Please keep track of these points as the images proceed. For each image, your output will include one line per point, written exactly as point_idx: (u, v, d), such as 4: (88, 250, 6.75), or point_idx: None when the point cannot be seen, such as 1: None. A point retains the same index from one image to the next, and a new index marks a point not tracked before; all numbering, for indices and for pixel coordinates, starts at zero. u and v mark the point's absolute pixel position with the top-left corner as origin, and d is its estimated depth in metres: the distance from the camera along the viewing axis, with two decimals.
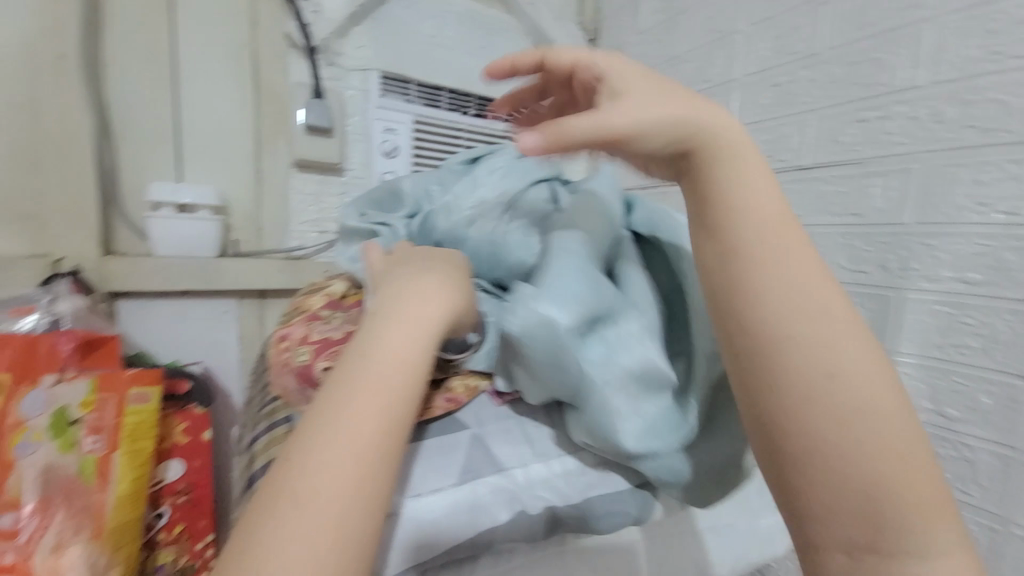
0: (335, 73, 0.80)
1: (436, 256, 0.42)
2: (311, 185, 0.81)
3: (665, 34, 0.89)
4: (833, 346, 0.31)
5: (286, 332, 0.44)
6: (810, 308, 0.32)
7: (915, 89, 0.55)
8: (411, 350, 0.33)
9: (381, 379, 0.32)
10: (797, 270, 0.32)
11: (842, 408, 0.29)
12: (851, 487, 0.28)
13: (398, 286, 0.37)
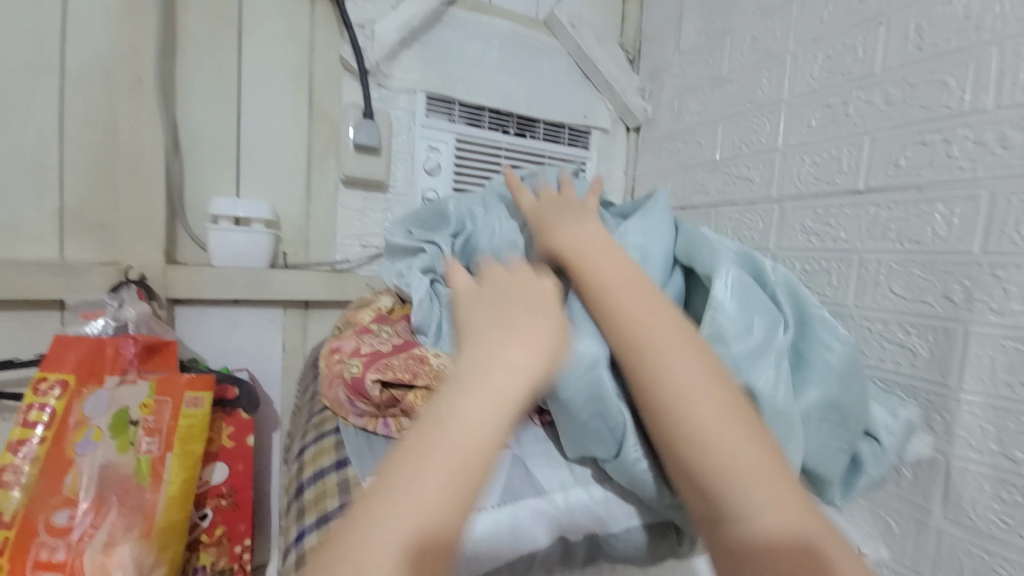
0: (384, 95, 0.83)
1: (518, 296, 0.40)
2: (356, 201, 0.83)
3: (709, 54, 0.89)
4: (659, 356, 0.36)
5: (339, 345, 0.46)
6: (644, 329, 0.38)
7: (981, 112, 0.52)
8: (492, 422, 0.32)
9: (458, 453, 0.30)
10: (627, 299, 0.40)
11: (673, 404, 0.34)
12: (697, 472, 0.33)
13: (485, 346, 0.35)
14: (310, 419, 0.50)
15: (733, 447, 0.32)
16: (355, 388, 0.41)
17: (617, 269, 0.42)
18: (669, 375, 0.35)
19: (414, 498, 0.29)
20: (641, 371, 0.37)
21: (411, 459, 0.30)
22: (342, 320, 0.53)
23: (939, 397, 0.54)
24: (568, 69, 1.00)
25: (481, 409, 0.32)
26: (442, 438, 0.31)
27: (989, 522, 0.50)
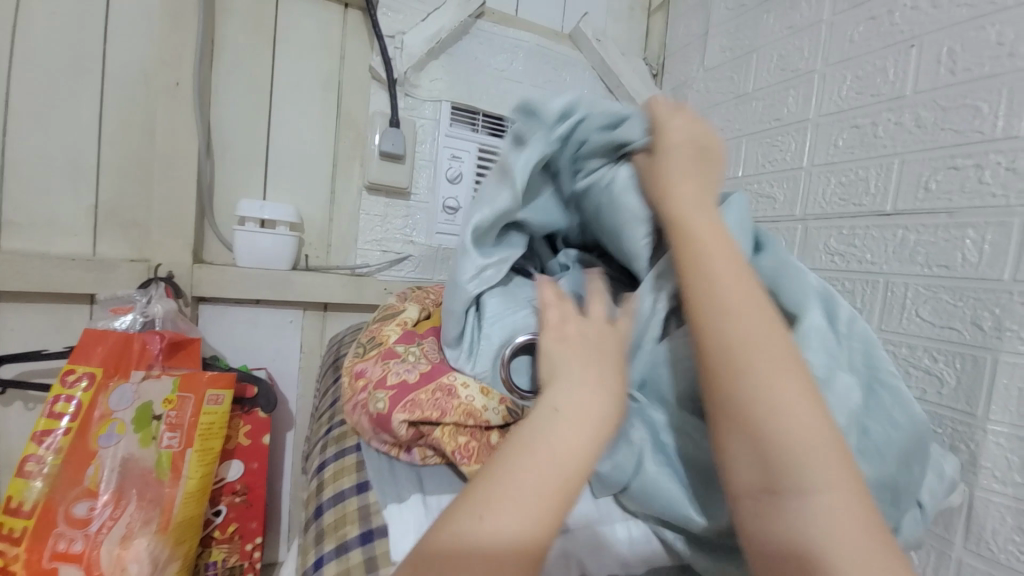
0: (410, 103, 0.84)
1: (599, 342, 0.40)
2: (378, 207, 0.84)
3: (734, 72, 0.89)
4: (749, 325, 0.36)
5: (364, 370, 0.45)
6: (737, 297, 0.37)
7: (1015, 138, 0.51)
8: (571, 471, 0.32)
9: (538, 499, 0.31)
10: (731, 281, 0.38)
11: (755, 371, 0.34)
12: (762, 441, 0.32)
13: (572, 372, 0.37)
14: (330, 429, 0.50)
15: (806, 427, 0.32)
16: (382, 423, 0.40)
17: (715, 234, 0.40)
18: (756, 344, 0.35)
19: (494, 538, 0.29)
20: (727, 332, 0.36)
21: (491, 495, 0.31)
22: (366, 334, 0.52)
23: (965, 426, 0.53)
24: (591, 82, 1.01)
25: (564, 457, 0.33)
26: (524, 481, 0.31)
27: (1010, 553, 0.49)
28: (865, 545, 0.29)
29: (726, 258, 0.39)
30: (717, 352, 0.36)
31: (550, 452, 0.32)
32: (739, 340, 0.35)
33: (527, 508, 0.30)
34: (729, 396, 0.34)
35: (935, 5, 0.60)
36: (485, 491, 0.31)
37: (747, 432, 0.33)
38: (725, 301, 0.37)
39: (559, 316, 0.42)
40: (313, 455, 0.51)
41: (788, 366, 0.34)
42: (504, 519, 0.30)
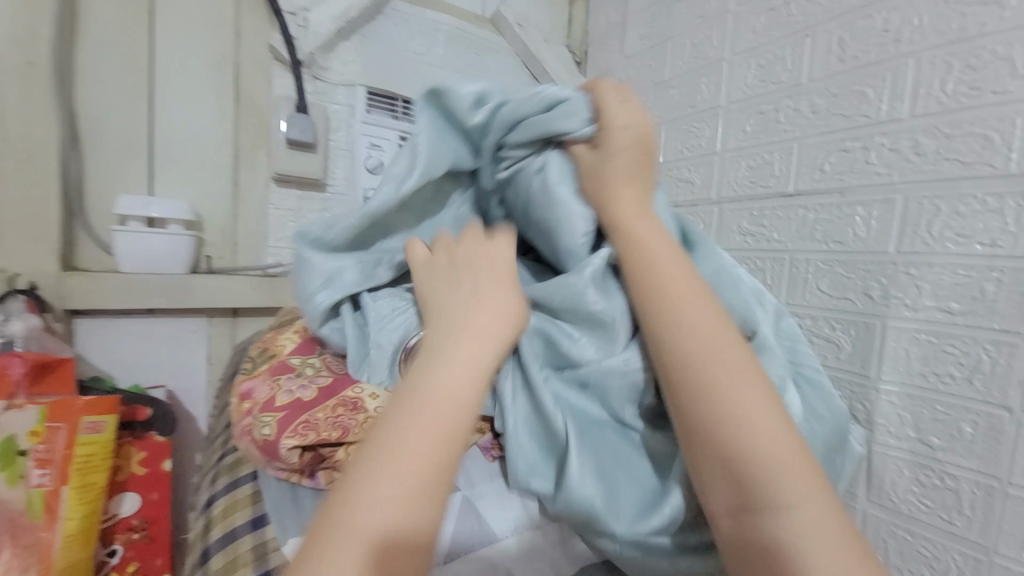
0: (320, 88, 0.78)
1: (475, 254, 0.44)
2: (291, 201, 0.78)
3: (652, 60, 0.91)
4: (708, 342, 0.38)
5: (250, 390, 0.40)
6: (696, 315, 0.39)
7: (896, 121, 0.56)
8: (461, 392, 0.35)
9: (433, 426, 0.33)
10: (692, 305, 0.40)
11: (722, 395, 0.36)
12: (731, 456, 0.35)
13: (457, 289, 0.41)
14: (223, 455, 0.45)
15: (770, 437, 0.35)
16: (270, 450, 0.36)
17: (663, 251, 0.42)
18: (714, 361, 0.38)
19: (402, 455, 0.32)
20: (685, 349, 0.38)
21: (389, 440, 0.33)
22: (259, 347, 0.47)
23: (861, 388, 0.57)
24: (515, 69, 1.00)
25: (448, 385, 0.35)
26: (416, 416, 0.34)
27: (910, 503, 0.54)
28: (847, 549, 0.32)
29: (683, 283, 0.41)
30: (689, 381, 0.38)
31: (435, 382, 0.35)
32: (708, 365, 0.37)
33: (423, 438, 0.33)
34: (707, 425, 0.36)
35: None
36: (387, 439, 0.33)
37: (727, 456, 0.35)
38: (691, 329, 0.39)
39: (445, 255, 0.44)
40: (205, 485, 0.45)
41: (751, 386, 0.37)
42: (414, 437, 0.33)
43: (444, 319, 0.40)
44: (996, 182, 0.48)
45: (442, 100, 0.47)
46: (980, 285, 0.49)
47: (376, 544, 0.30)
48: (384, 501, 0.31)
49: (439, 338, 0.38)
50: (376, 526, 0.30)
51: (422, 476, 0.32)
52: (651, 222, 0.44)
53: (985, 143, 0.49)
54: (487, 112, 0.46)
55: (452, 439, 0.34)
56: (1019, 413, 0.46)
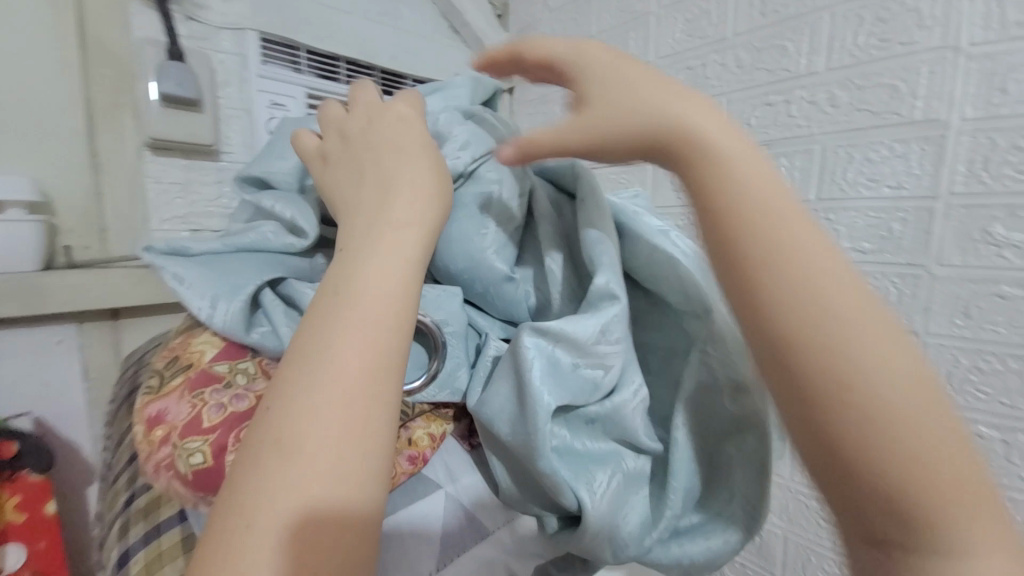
0: (197, 31, 0.64)
1: (385, 128, 0.35)
2: (176, 172, 0.64)
3: (577, 14, 0.88)
4: (875, 330, 0.22)
5: (165, 412, 0.31)
6: (851, 301, 0.22)
7: (814, 75, 0.59)
8: (393, 277, 0.29)
9: (362, 324, 0.27)
10: (825, 272, 0.23)
11: (897, 419, 0.20)
12: (900, 512, 0.20)
13: (366, 170, 0.34)
14: (131, 498, 0.35)
15: (955, 476, 0.20)
16: (209, 480, 0.29)
17: (768, 193, 0.24)
18: (888, 362, 0.21)
19: (333, 345, 0.27)
20: (825, 343, 0.21)
21: (323, 343, 0.27)
22: (168, 355, 0.35)
23: None
24: (432, 18, 0.91)
25: (374, 270, 0.29)
26: (348, 308, 0.28)
27: None
28: None
29: (802, 235, 0.23)
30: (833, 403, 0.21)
31: (359, 276, 0.29)
32: (863, 370, 0.21)
33: (359, 335, 0.27)
34: (868, 468, 0.20)
35: None
36: (317, 341, 0.27)
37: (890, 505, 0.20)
38: (833, 314, 0.22)
39: (342, 145, 0.36)
40: (112, 540, 0.35)
41: (927, 400, 0.21)
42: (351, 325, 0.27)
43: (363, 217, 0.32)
44: (902, 129, 0.52)
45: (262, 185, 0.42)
46: (888, 226, 0.54)
47: (325, 459, 0.24)
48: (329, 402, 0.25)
49: (357, 230, 0.31)
50: (322, 439, 0.24)
51: (365, 375, 0.26)
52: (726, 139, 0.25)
53: (893, 94, 0.53)
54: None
55: (393, 329, 0.28)
56: (923, 334, 0.52)
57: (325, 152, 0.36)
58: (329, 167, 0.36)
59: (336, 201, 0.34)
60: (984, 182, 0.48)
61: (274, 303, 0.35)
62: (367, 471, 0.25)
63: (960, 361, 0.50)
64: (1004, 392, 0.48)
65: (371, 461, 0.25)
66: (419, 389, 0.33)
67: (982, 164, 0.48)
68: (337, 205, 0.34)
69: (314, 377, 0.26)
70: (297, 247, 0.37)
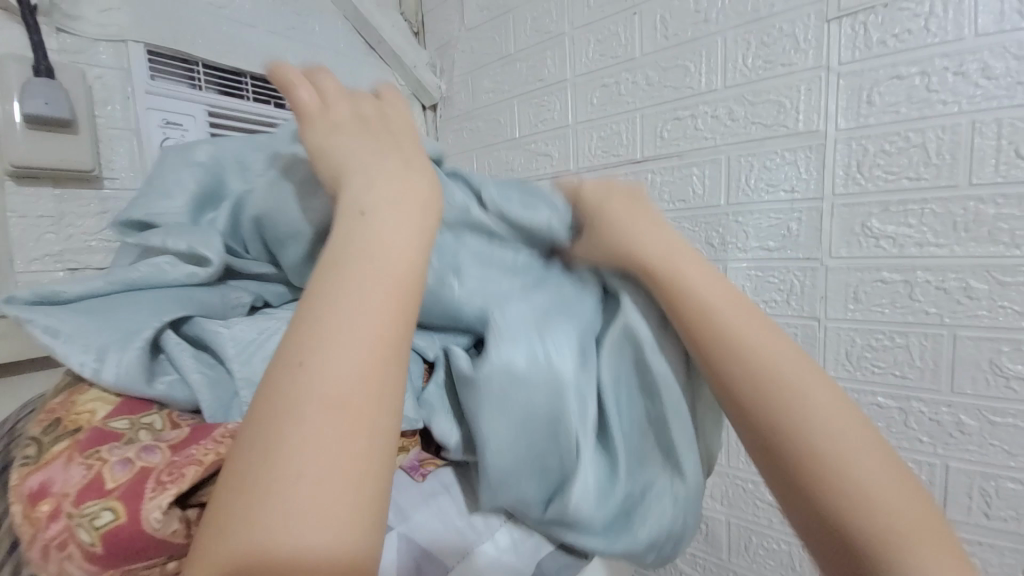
0: (69, 44, 0.57)
1: (376, 121, 0.34)
2: (46, 203, 0.55)
3: (494, 32, 0.89)
4: (793, 378, 0.30)
5: (51, 482, 0.25)
6: (763, 342, 0.31)
7: (713, 92, 0.65)
8: (392, 262, 0.26)
9: (383, 288, 0.25)
10: (739, 322, 0.32)
11: (801, 423, 0.28)
12: (813, 490, 0.27)
13: (346, 142, 0.32)
14: None
15: (847, 452, 0.27)
16: (120, 551, 0.23)
17: (699, 274, 0.34)
18: (818, 411, 0.28)
19: (354, 308, 0.24)
20: (739, 376, 0.30)
21: (320, 333, 0.23)
22: (46, 422, 0.29)
23: None
24: (346, 35, 0.88)
25: (372, 250, 0.26)
26: (346, 296, 0.24)
27: None
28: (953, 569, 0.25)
29: (723, 301, 0.33)
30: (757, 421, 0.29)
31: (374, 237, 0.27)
32: (765, 395, 0.29)
33: (359, 327, 0.23)
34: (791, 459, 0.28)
35: None
36: (313, 334, 0.23)
37: (811, 483, 0.27)
38: (748, 352, 0.31)
39: (353, 119, 0.33)
40: None
41: (818, 399, 0.29)
42: (371, 290, 0.25)
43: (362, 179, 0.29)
44: (790, 140, 0.59)
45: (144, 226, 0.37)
46: (786, 225, 0.60)
47: (309, 477, 0.20)
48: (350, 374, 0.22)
49: (360, 203, 0.28)
50: (309, 449, 0.20)
51: (362, 377, 0.22)
52: (666, 241, 0.35)
53: (779, 108, 0.59)
54: (222, 209, 0.37)
55: (392, 323, 0.24)
56: (824, 320, 0.59)
57: (318, 119, 0.34)
58: (337, 134, 0.32)
59: (340, 169, 0.30)
60: (860, 183, 0.55)
61: (179, 347, 0.31)
62: (359, 496, 0.20)
63: (857, 340, 0.57)
64: (894, 364, 0.55)
65: (369, 474, 0.21)
66: None
67: (857, 168, 0.55)
68: (339, 173, 0.30)
69: (338, 344, 0.23)
70: (202, 275, 0.33)
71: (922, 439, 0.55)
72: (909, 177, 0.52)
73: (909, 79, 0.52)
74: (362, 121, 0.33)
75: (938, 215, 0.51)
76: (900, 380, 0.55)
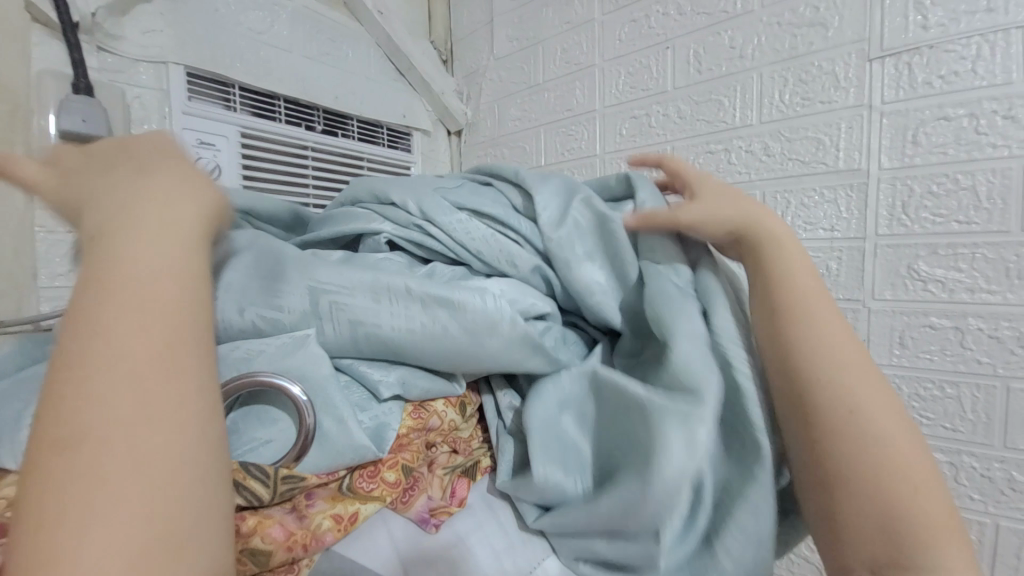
0: (110, 63, 0.57)
1: (127, 149, 0.27)
2: None
3: (524, 62, 0.90)
4: (853, 356, 0.28)
5: None
6: (832, 317, 0.29)
7: (748, 126, 0.64)
8: (160, 281, 0.21)
9: (140, 307, 0.20)
10: (814, 298, 0.29)
11: (855, 393, 0.27)
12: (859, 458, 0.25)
13: (99, 180, 0.25)
14: None
15: (893, 427, 0.26)
16: None
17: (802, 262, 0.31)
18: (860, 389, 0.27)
19: (101, 347, 0.19)
20: (804, 342, 0.28)
21: (72, 399, 0.18)
22: None
23: None
24: (378, 61, 0.89)
25: (146, 270, 0.21)
26: (100, 346, 0.19)
27: None
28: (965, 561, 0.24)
29: (802, 276, 0.30)
30: (811, 381, 0.27)
31: (128, 254, 0.21)
32: (828, 363, 0.27)
33: (134, 360, 0.19)
34: (842, 415, 0.26)
35: (680, 13, 0.70)
36: (55, 414, 0.18)
37: (849, 447, 0.25)
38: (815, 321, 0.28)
39: (86, 160, 0.27)
40: None
41: (869, 377, 0.27)
42: (126, 318, 0.20)
43: (115, 207, 0.23)
44: (829, 177, 0.58)
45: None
46: (826, 264, 0.58)
47: (95, 543, 0.16)
48: (108, 412, 0.18)
49: (103, 227, 0.22)
50: (112, 492, 0.16)
51: (160, 406, 0.19)
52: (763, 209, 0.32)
53: (818, 145, 0.58)
54: None
55: (171, 345, 0.20)
56: None
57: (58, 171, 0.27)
58: (80, 191, 0.25)
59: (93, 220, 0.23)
60: (906, 224, 0.53)
61: None
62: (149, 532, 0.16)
63: (903, 388, 0.54)
64: (944, 416, 0.52)
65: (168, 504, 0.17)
66: (304, 452, 0.27)
67: (902, 209, 0.53)
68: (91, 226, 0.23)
69: (93, 387, 0.18)
70: None
71: (972, 496, 0.51)
72: (960, 221, 0.50)
73: (957, 121, 0.51)
74: (108, 163, 0.26)
75: (989, 261, 0.49)
76: (950, 433, 0.52)
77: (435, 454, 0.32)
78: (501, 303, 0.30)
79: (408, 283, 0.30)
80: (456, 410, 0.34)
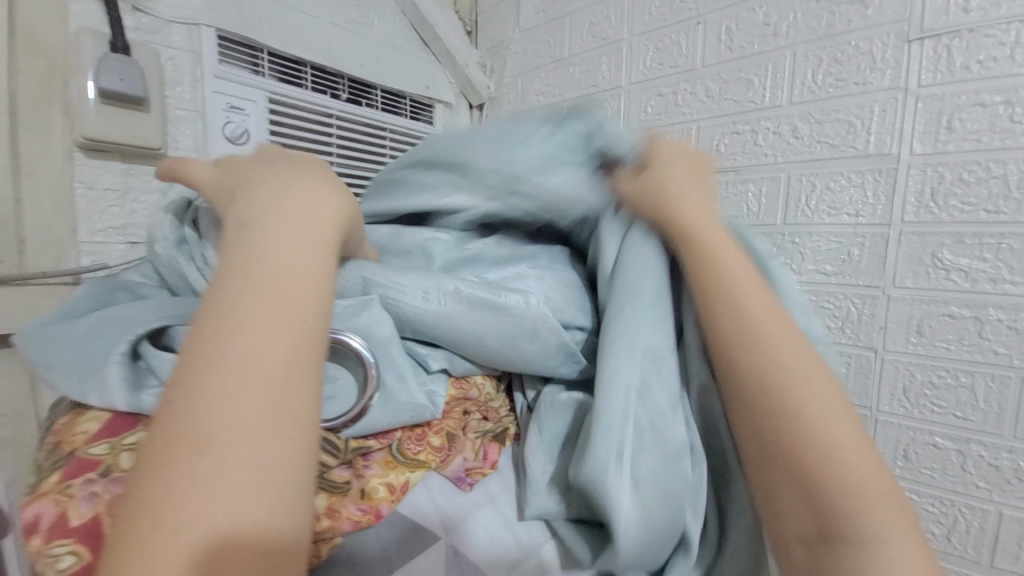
0: (144, 24, 0.58)
1: (281, 160, 0.33)
2: (113, 177, 0.57)
3: (549, 36, 0.89)
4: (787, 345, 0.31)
5: (33, 515, 0.27)
6: (767, 307, 0.32)
7: (777, 107, 0.63)
8: (287, 288, 0.26)
9: (274, 310, 0.25)
10: (755, 294, 0.32)
11: (789, 381, 0.30)
12: (789, 445, 0.28)
13: (252, 180, 0.31)
14: None
15: (824, 408, 0.29)
16: None
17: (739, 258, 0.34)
18: (796, 378, 0.30)
19: (241, 334, 0.24)
20: (743, 333, 0.31)
21: (211, 379, 0.23)
22: (51, 441, 0.31)
23: None
24: (402, 30, 0.88)
25: (271, 282, 0.25)
26: (235, 341, 0.24)
27: None
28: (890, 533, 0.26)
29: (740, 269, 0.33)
30: (749, 371, 0.30)
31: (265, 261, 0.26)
32: (766, 352, 0.30)
33: (266, 352, 0.24)
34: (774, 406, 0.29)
35: None
36: (204, 377, 0.23)
37: (782, 433, 0.29)
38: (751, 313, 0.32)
39: (243, 163, 0.33)
40: None
41: (803, 365, 0.30)
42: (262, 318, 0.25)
43: (261, 212, 0.28)
44: (857, 162, 0.57)
45: (185, 219, 0.40)
46: (848, 250, 0.58)
47: (223, 493, 0.21)
48: (243, 388, 0.23)
49: (244, 226, 0.27)
50: (239, 454, 0.22)
51: (274, 400, 0.23)
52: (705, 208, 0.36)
53: (848, 128, 0.57)
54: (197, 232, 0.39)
55: (297, 346, 0.25)
56: (882, 351, 0.56)
57: (221, 173, 0.34)
58: (237, 188, 0.31)
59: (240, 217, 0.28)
60: (933, 211, 0.53)
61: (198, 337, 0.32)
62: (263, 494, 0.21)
63: (916, 376, 0.55)
64: (956, 405, 0.53)
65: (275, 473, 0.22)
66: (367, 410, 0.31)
67: (930, 196, 0.53)
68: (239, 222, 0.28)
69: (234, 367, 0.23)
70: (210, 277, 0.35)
71: (978, 484, 0.52)
72: (988, 210, 0.50)
73: (993, 108, 0.49)
74: (261, 167, 0.32)
75: (1014, 251, 0.49)
76: (960, 421, 0.52)
77: (469, 419, 0.37)
78: (541, 309, 0.35)
79: (457, 286, 0.34)
80: (491, 385, 0.40)
